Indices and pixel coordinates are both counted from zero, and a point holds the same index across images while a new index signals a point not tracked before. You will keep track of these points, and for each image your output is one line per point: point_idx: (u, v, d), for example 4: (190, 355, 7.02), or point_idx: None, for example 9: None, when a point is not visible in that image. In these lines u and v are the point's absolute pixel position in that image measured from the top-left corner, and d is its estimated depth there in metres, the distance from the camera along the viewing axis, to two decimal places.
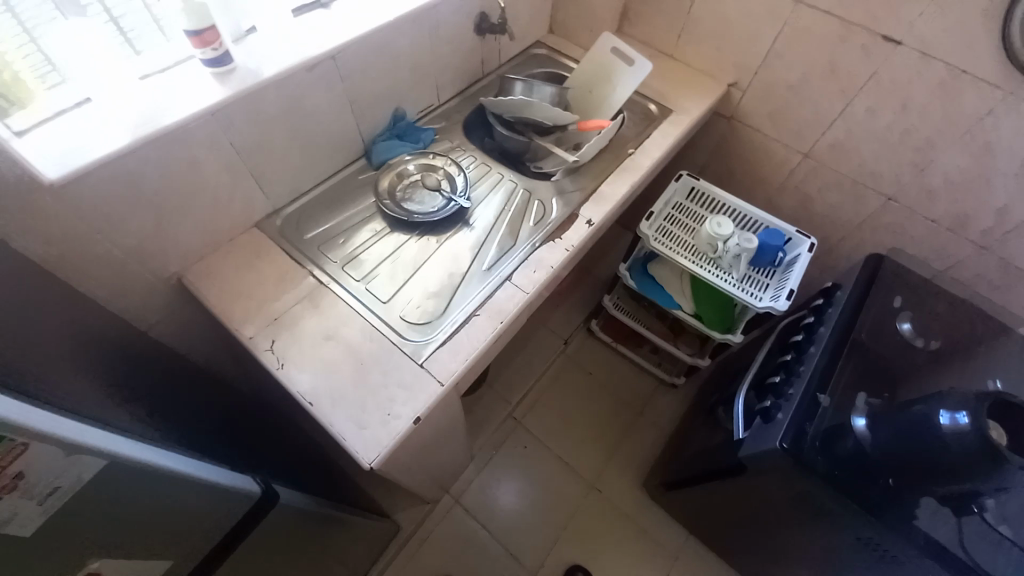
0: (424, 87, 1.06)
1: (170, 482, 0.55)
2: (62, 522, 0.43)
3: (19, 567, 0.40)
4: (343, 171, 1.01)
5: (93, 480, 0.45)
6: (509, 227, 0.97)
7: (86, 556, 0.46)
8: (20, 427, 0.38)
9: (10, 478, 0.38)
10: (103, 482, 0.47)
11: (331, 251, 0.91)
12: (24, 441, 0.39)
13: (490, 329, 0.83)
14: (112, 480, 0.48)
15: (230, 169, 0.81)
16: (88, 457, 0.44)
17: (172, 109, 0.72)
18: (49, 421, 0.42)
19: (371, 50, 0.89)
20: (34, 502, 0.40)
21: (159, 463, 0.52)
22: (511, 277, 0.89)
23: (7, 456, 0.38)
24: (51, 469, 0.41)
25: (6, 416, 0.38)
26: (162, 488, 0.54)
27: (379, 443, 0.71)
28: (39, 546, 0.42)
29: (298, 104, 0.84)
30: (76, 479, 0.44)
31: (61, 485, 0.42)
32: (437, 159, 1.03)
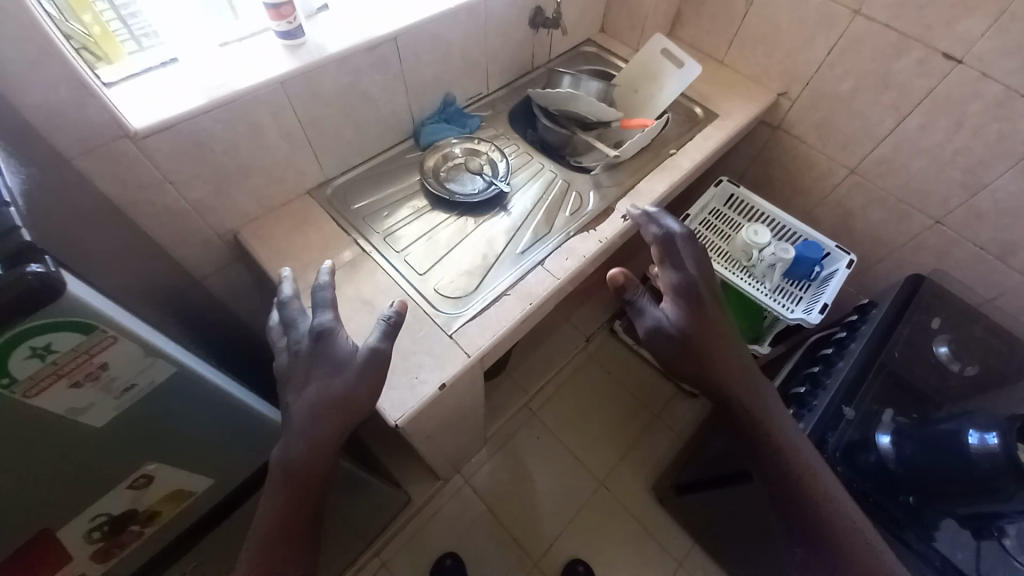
0: (475, 74, 1.09)
1: (219, 408, 0.65)
2: (127, 414, 0.55)
3: (83, 442, 0.53)
4: (392, 149, 1.06)
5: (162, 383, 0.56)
6: (545, 214, 0.99)
7: (140, 447, 0.59)
8: (113, 329, 0.48)
9: (95, 367, 0.49)
10: (161, 391, 0.57)
11: (374, 223, 0.96)
12: (114, 336, 0.49)
13: (519, 309, 0.86)
14: (169, 391, 0.58)
15: (291, 137, 0.86)
16: (160, 364, 0.54)
17: (243, 76, 0.77)
18: (136, 326, 0.51)
19: (431, 35, 0.93)
20: (111, 394, 0.52)
21: (215, 384, 0.63)
22: (543, 262, 0.92)
23: (99, 346, 0.48)
24: (130, 368, 0.52)
25: (106, 316, 0.47)
26: (216, 407, 0.65)
27: (405, 405, 0.75)
28: (102, 429, 0.54)
29: (357, 83, 0.89)
30: (148, 380, 0.55)
31: (135, 383, 0.54)
32: (481, 144, 1.07)
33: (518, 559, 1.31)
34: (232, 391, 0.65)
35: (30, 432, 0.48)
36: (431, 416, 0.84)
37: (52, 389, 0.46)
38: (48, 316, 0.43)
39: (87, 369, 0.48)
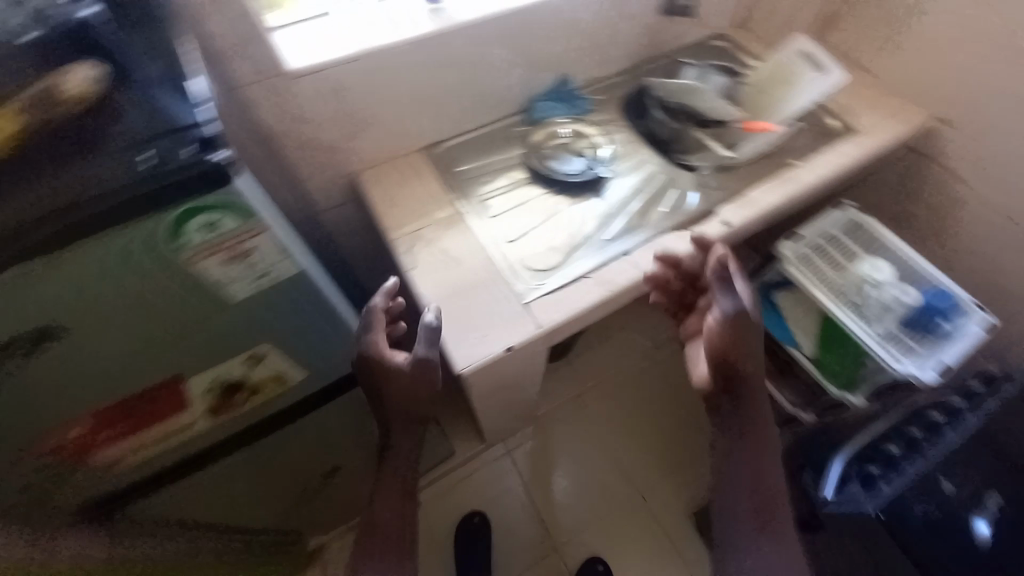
0: (598, 57, 1.09)
1: (324, 318, 0.72)
2: (258, 301, 0.62)
3: (221, 313, 0.60)
4: (503, 120, 1.09)
5: (289, 280, 0.63)
6: (641, 206, 0.97)
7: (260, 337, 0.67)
8: (260, 218, 0.55)
9: (243, 251, 0.56)
10: (281, 288, 0.63)
11: (474, 188, 1.01)
12: (260, 226, 0.55)
13: (595, 293, 0.86)
14: (287, 289, 0.64)
15: (416, 95, 0.93)
16: (289, 261, 0.61)
17: (387, 33, 0.85)
18: (274, 221, 0.58)
19: (560, 12, 0.95)
20: (251, 276, 0.59)
21: (327, 296, 0.69)
22: (629, 253, 0.91)
23: (249, 233, 0.55)
24: (269, 257, 0.59)
25: (253, 204, 0.54)
26: (322, 315, 0.72)
27: (471, 358, 0.80)
28: (236, 308, 0.61)
29: (484, 52, 0.93)
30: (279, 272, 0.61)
31: (270, 272, 0.60)
32: (591, 128, 1.07)
33: (542, 541, 1.33)
34: (334, 305, 0.72)
35: (187, 293, 0.56)
36: (491, 377, 0.88)
37: (212, 259, 0.54)
38: (211, 194, 0.50)
39: (238, 250, 0.55)
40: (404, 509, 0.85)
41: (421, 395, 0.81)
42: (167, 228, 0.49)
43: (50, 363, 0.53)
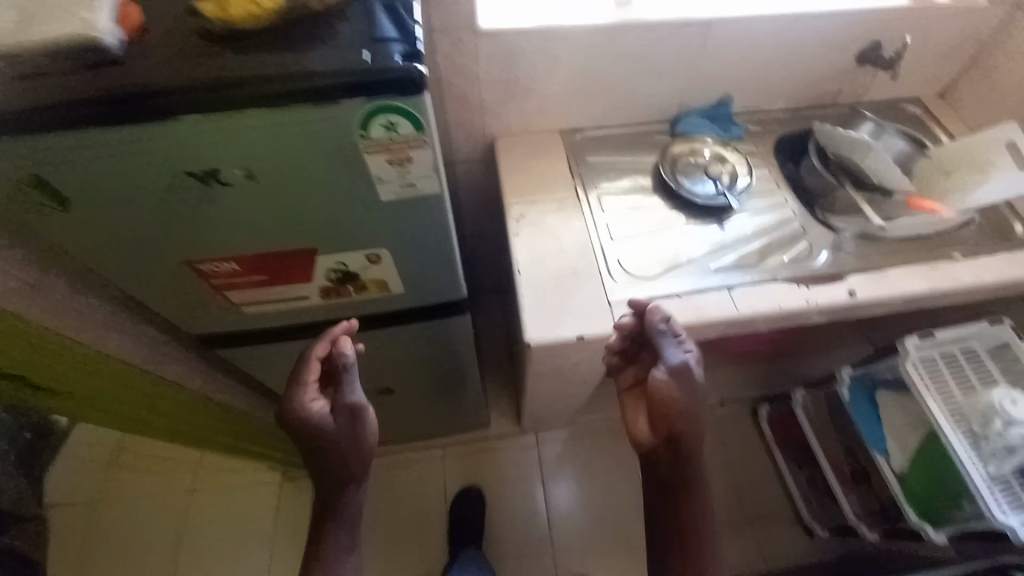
0: (767, 88, 1.05)
1: (439, 252, 0.65)
2: (390, 210, 0.56)
3: (353, 207, 0.55)
4: (647, 126, 1.09)
5: (427, 200, 0.55)
6: (761, 247, 0.92)
7: (375, 244, 0.61)
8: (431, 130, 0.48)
9: (402, 158, 0.49)
10: (425, 208, 0.57)
11: (599, 180, 1.02)
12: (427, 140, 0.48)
13: (683, 316, 0.84)
14: (425, 209, 0.57)
15: (576, 79, 0.97)
16: (435, 183, 0.53)
17: (571, 14, 0.88)
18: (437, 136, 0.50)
19: (744, 33, 0.93)
20: (397, 184, 0.52)
21: (450, 229, 0.62)
22: (732, 288, 0.86)
23: (413, 142, 0.48)
24: (420, 172, 0.52)
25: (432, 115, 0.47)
26: (438, 248, 0.64)
27: (543, 333, 0.83)
28: (369, 207, 0.55)
29: (655, 53, 0.94)
30: (422, 189, 0.54)
31: (413, 185, 0.53)
32: (732, 154, 1.02)
33: (542, 538, 1.35)
34: (456, 244, 0.65)
35: (335, 174, 0.51)
36: (555, 361, 0.90)
37: (375, 154, 0.49)
38: (403, 100, 0.44)
39: (400, 155, 0.49)
40: (338, 530, 0.68)
41: (352, 452, 0.67)
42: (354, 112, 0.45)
43: (204, 205, 0.53)
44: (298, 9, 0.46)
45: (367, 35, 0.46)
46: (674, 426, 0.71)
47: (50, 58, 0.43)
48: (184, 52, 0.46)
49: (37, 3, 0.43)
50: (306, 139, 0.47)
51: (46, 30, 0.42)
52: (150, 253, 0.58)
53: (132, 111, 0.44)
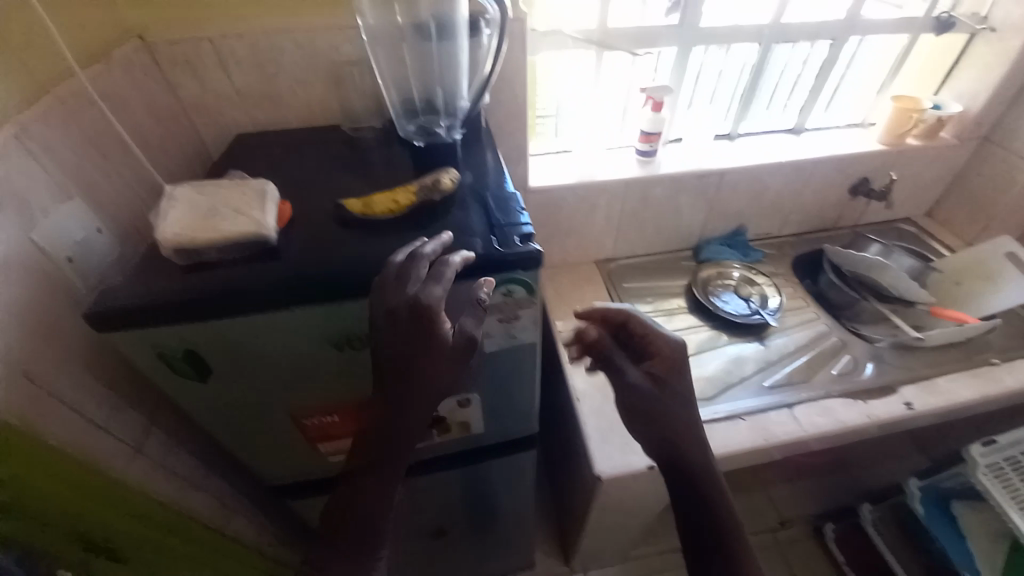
0: (775, 217, 1.19)
1: (522, 392, 0.68)
2: (488, 359, 0.60)
3: None
4: (673, 253, 1.20)
5: (524, 348, 0.60)
6: (807, 362, 0.96)
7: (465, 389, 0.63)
8: (539, 295, 0.54)
9: (511, 316, 0.55)
10: (520, 356, 0.61)
11: (638, 304, 1.09)
12: (535, 300, 0.54)
13: (751, 438, 0.83)
14: (520, 356, 0.61)
15: (610, 220, 1.10)
16: (533, 334, 0.58)
17: (605, 170, 1.04)
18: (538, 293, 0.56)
19: (751, 178, 1.09)
20: (501, 336, 0.57)
21: (537, 371, 0.65)
22: (792, 406, 0.88)
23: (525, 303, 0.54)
24: (523, 326, 0.57)
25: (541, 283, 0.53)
26: (521, 388, 0.67)
27: (613, 463, 0.82)
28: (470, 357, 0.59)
29: (677, 197, 1.09)
30: (522, 340, 0.58)
31: (515, 337, 0.58)
32: (758, 276, 1.11)
33: None
34: (536, 385, 0.68)
35: None
36: (623, 493, 0.87)
37: (488, 315, 0.54)
38: (524, 273, 0.51)
39: (509, 314, 0.55)
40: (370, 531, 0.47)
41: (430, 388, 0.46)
42: (479, 285, 0.51)
43: (319, 372, 0.55)
44: (424, 201, 0.56)
45: (482, 222, 0.55)
46: (658, 439, 0.54)
47: (218, 250, 0.49)
48: (318, 244, 0.52)
49: (217, 209, 0.50)
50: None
51: (226, 226, 0.49)
52: (249, 418, 0.59)
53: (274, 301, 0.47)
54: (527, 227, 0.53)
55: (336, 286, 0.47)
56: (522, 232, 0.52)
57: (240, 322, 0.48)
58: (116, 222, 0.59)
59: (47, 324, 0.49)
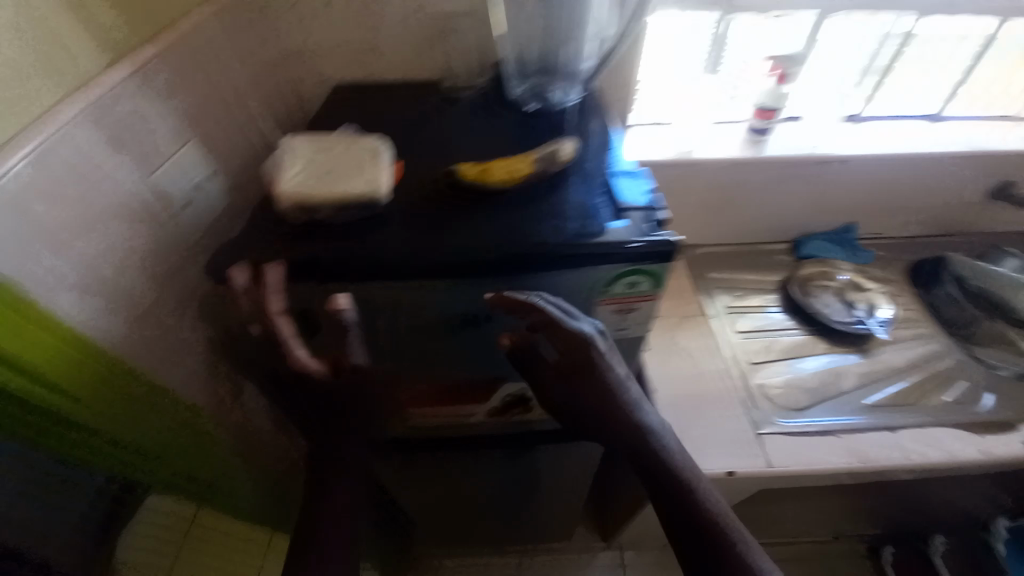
0: (892, 216, 1.05)
1: None
2: None
3: None
4: (767, 245, 1.10)
5: (629, 342, 0.56)
6: (916, 384, 0.87)
7: None
8: (663, 290, 0.50)
9: (629, 309, 0.51)
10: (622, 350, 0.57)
11: (724, 298, 1.01)
12: (656, 295, 0.50)
13: (845, 458, 0.77)
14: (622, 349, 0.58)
15: (705, 203, 1.01)
16: (644, 328, 0.54)
17: (710, 147, 0.94)
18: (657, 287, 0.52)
19: (877, 169, 0.96)
20: (611, 328, 0.53)
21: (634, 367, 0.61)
22: (894, 430, 0.80)
23: (647, 297, 0.50)
24: (636, 320, 0.53)
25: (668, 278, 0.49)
26: None
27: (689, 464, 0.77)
28: None
29: (784, 185, 0.98)
30: (630, 334, 0.55)
31: (624, 330, 0.54)
32: (867, 282, 1.00)
33: None
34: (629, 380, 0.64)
35: None
36: None
37: (605, 306, 0.50)
38: (652, 265, 0.47)
39: (626, 306, 0.51)
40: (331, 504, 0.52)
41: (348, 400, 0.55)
42: (606, 274, 0.47)
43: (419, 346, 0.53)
44: (542, 173, 0.52)
45: (605, 203, 0.50)
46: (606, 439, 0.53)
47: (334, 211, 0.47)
48: (430, 214, 0.49)
49: (333, 166, 0.48)
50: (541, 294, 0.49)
51: (343, 186, 0.46)
52: None
53: (389, 272, 0.45)
54: (657, 212, 0.48)
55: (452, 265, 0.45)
56: (652, 217, 0.47)
57: (350, 294, 0.47)
58: (226, 170, 0.58)
59: (164, 268, 0.49)
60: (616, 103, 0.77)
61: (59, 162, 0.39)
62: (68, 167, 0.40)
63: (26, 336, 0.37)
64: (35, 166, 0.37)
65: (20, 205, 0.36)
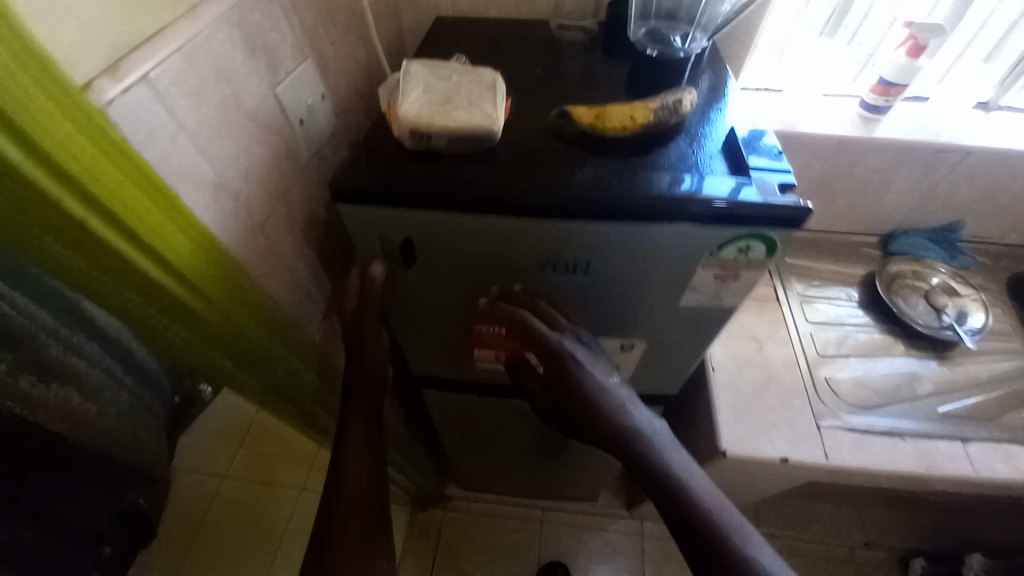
0: (1004, 220, 0.96)
1: (687, 354, 0.64)
2: (675, 312, 0.57)
3: (645, 303, 0.55)
4: (853, 236, 1.03)
5: (718, 310, 0.55)
6: (997, 400, 0.82)
7: (634, 336, 0.61)
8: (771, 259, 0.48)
9: (729, 274, 0.50)
10: (709, 318, 0.57)
11: (798, 285, 0.97)
12: (762, 264, 0.49)
13: (911, 463, 0.74)
14: (708, 318, 0.57)
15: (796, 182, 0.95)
16: (737, 298, 0.53)
17: (816, 121, 0.87)
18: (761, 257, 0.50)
19: (1001, 165, 0.87)
20: (705, 292, 0.53)
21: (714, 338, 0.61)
22: (968, 443, 0.76)
23: (753, 264, 0.49)
24: (733, 288, 0.52)
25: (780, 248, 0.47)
26: (688, 351, 0.63)
27: (743, 445, 0.75)
28: (660, 305, 0.56)
29: (890, 171, 0.91)
30: (722, 301, 0.54)
31: (717, 296, 0.53)
32: (961, 286, 0.93)
33: None
34: (704, 350, 0.63)
35: (651, 274, 0.51)
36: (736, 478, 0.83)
37: (705, 267, 0.49)
38: (772, 231, 0.45)
39: (727, 271, 0.50)
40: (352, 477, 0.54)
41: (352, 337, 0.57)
42: (719, 236, 0.46)
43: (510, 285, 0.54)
44: (661, 125, 0.50)
45: (726, 163, 0.48)
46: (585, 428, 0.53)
47: (449, 140, 0.47)
48: (542, 155, 0.49)
49: (452, 94, 0.47)
50: (646, 248, 0.48)
51: (462, 114, 0.46)
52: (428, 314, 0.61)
53: (501, 207, 0.45)
54: (786, 178, 0.45)
55: (566, 206, 0.44)
56: (781, 182, 0.45)
57: (461, 221, 0.47)
58: (334, 93, 0.58)
59: (281, 181, 0.50)
60: (728, 61, 0.72)
61: (206, 60, 0.39)
62: (213, 66, 0.40)
63: (160, 221, 0.36)
64: (186, 60, 0.37)
65: (168, 97, 0.36)
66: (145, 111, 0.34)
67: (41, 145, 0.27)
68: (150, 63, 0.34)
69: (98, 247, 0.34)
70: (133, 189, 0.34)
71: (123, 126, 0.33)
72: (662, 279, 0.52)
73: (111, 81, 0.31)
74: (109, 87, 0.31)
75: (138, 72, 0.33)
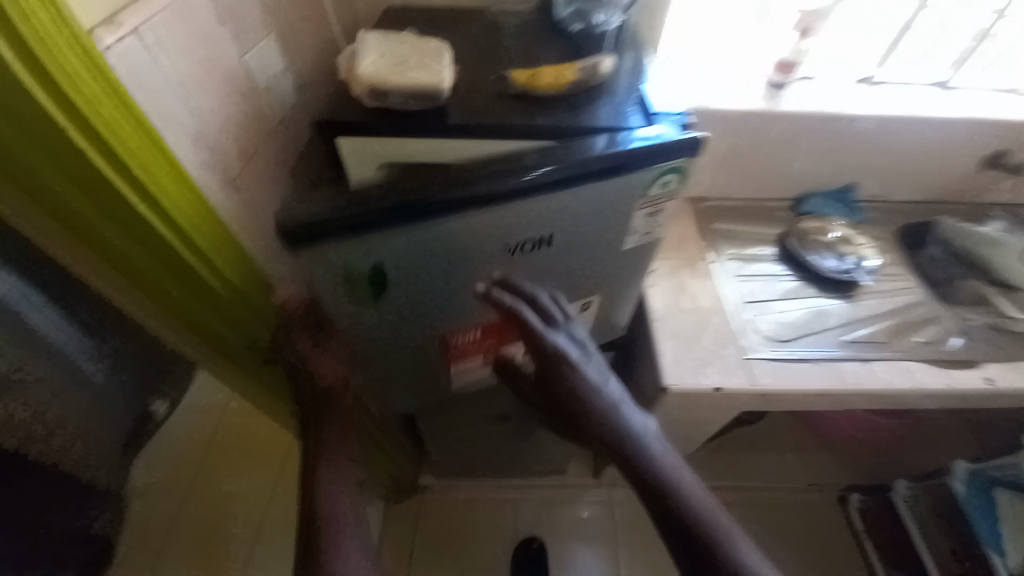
0: (890, 180, 1.13)
1: (628, 284, 0.74)
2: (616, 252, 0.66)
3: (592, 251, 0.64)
4: (770, 202, 1.17)
5: (648, 238, 0.66)
6: (893, 326, 0.96)
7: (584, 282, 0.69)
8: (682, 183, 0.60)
9: (654, 206, 0.61)
10: (642, 249, 0.67)
11: (726, 245, 1.09)
12: (674, 190, 0.61)
13: (824, 381, 0.86)
14: (642, 247, 0.67)
15: (717, 154, 1.07)
16: (662, 225, 0.64)
17: (729, 97, 1.00)
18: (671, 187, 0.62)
19: (880, 131, 1.03)
20: (637, 228, 0.63)
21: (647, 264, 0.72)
22: (870, 362, 0.89)
23: (670, 193, 0.60)
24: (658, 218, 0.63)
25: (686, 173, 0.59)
26: (627, 282, 0.74)
27: (686, 380, 0.85)
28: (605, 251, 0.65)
29: (793, 140, 1.05)
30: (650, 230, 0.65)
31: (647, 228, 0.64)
32: (858, 236, 1.08)
33: None
34: (641, 280, 0.74)
35: (598, 223, 0.60)
36: (685, 414, 0.92)
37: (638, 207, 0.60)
38: (681, 160, 0.56)
39: (652, 203, 0.60)
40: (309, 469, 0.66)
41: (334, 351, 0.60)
42: (646, 178, 0.56)
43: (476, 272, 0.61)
44: (585, 84, 0.59)
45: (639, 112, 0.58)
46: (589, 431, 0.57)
47: (405, 98, 0.53)
48: (486, 111, 0.56)
49: (404, 59, 0.54)
50: (584, 205, 0.57)
51: (415, 75, 0.53)
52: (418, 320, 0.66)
53: None
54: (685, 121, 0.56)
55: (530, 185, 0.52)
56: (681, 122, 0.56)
57: (446, 221, 0.53)
58: (296, 69, 0.64)
59: (249, 144, 0.55)
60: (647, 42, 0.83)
61: (184, 24, 0.44)
62: (186, 31, 0.45)
63: (150, 164, 0.42)
64: (170, 21, 0.43)
65: (156, 52, 0.42)
66: (137, 61, 0.40)
67: (57, 83, 0.34)
68: (141, 20, 0.40)
69: (96, 179, 0.40)
70: (131, 132, 0.40)
71: (121, 73, 0.39)
72: (606, 228, 0.61)
73: (108, 32, 0.37)
74: (106, 37, 0.37)
75: (131, 27, 0.39)
